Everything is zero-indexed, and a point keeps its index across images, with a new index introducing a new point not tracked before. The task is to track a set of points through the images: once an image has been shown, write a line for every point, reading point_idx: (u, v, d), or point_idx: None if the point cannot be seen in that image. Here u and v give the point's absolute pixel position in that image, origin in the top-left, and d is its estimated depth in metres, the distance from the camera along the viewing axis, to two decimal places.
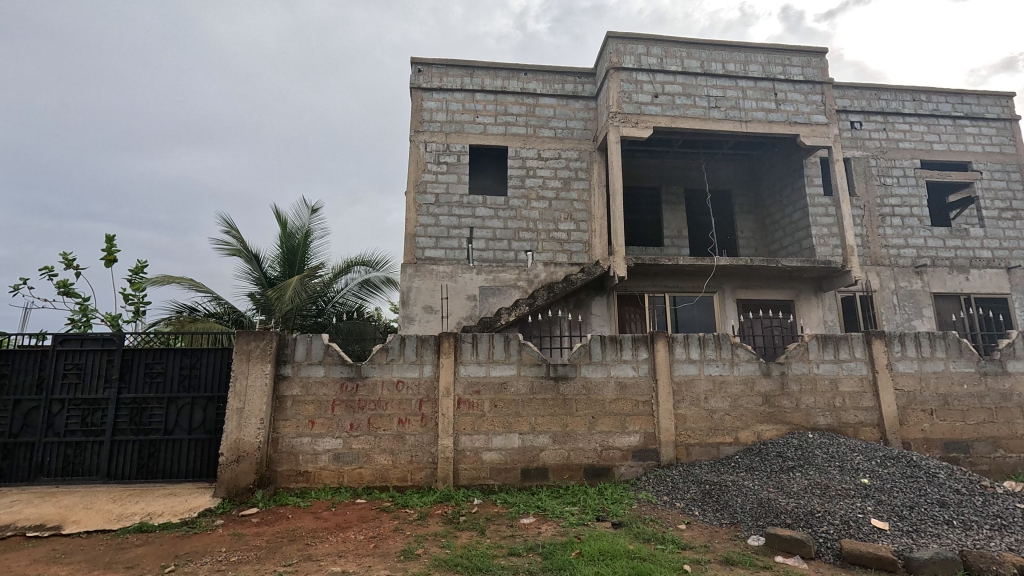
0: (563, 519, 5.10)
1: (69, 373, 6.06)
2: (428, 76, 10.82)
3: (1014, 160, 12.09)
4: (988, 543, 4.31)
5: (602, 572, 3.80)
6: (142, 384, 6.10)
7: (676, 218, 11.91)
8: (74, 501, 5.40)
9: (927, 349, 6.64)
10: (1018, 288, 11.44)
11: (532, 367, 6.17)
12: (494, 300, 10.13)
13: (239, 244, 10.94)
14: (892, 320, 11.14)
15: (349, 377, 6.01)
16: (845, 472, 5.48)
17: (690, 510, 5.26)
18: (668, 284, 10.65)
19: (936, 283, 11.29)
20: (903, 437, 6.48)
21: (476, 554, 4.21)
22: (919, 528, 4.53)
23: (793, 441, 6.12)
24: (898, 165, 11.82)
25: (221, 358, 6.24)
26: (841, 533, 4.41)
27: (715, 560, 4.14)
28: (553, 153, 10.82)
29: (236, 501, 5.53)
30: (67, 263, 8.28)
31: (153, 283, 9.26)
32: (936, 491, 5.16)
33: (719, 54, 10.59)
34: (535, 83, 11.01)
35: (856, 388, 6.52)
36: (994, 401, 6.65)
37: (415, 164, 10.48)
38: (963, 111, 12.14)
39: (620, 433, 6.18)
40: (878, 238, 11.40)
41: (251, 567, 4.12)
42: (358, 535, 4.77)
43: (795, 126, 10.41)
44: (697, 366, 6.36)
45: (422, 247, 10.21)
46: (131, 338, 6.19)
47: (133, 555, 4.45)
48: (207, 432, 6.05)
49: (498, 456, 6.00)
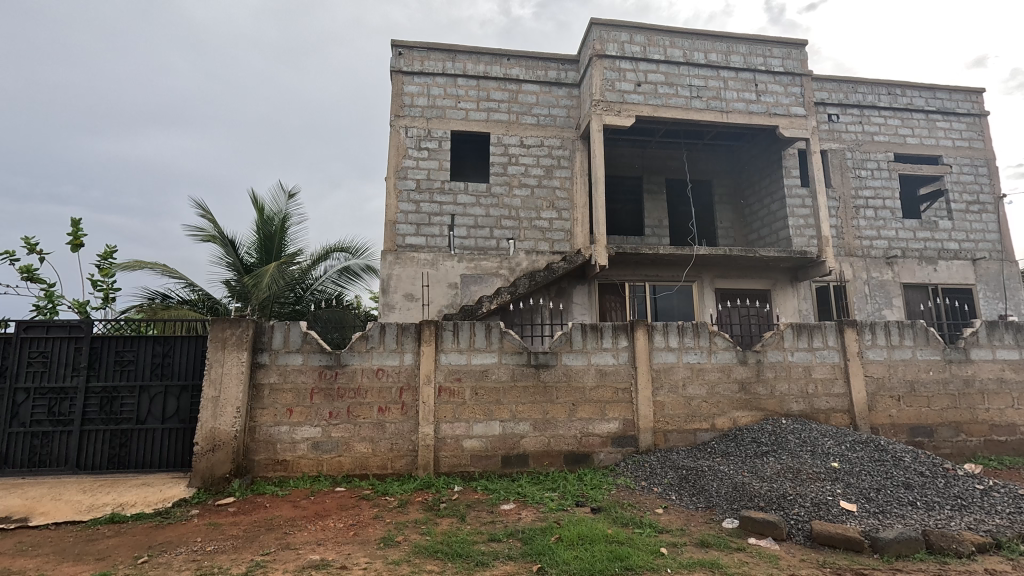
0: (543, 504, 5.14)
1: (34, 361, 5.84)
2: (409, 59, 10.63)
3: (982, 155, 12.45)
4: (949, 522, 4.48)
5: (581, 556, 3.83)
6: (113, 372, 5.94)
7: (657, 207, 11.97)
8: (41, 492, 5.24)
9: (895, 337, 6.84)
10: (982, 278, 11.85)
11: (513, 355, 6.17)
12: (476, 288, 10.11)
13: (214, 230, 10.67)
14: (864, 309, 11.45)
15: (328, 365, 5.93)
16: (816, 456, 5.65)
17: (667, 495, 5.37)
18: (648, 273, 10.75)
19: (906, 274, 11.64)
20: (872, 423, 6.68)
21: (457, 540, 4.23)
22: (885, 509, 4.69)
23: (767, 427, 6.28)
24: (873, 158, 12.07)
25: (196, 346, 6.11)
26: (812, 515, 4.54)
27: (691, 543, 4.22)
28: (535, 141, 10.75)
29: (212, 490, 5.45)
30: (29, 248, 7.93)
31: (122, 269, 8.96)
32: (902, 474, 5.35)
33: (702, 44, 10.62)
34: (517, 68, 10.89)
35: (828, 375, 6.69)
36: (958, 388, 6.89)
37: (395, 150, 10.34)
38: (936, 105, 12.40)
39: (599, 420, 6.25)
40: (852, 229, 11.66)
41: (228, 557, 4.06)
42: (337, 523, 4.74)
43: (775, 117, 10.53)
44: (675, 354, 6.45)
45: (403, 234, 10.10)
46: (101, 326, 6.00)
47: (104, 547, 4.35)
48: (182, 421, 5.94)
49: (478, 444, 6.02)
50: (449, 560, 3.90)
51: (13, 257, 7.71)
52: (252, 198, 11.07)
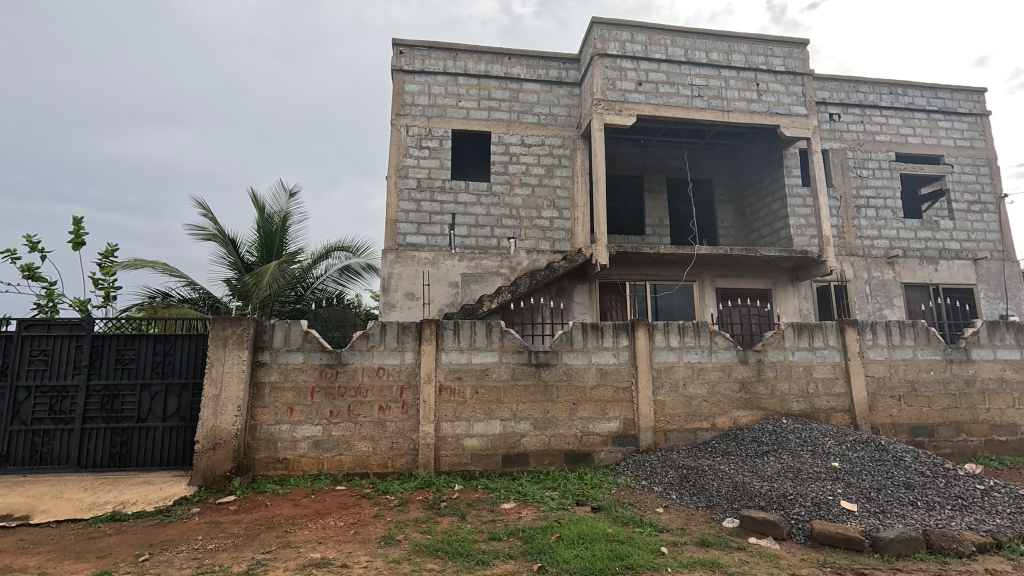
0: (544, 503, 5.15)
1: (36, 359, 5.85)
2: (409, 58, 10.63)
3: (983, 154, 12.43)
4: (950, 522, 4.47)
5: (582, 555, 3.84)
6: (114, 370, 5.94)
7: (657, 206, 11.95)
8: (42, 490, 5.25)
9: (896, 337, 6.84)
10: (983, 278, 11.84)
11: (514, 354, 6.18)
12: (476, 287, 10.10)
13: (215, 228, 10.67)
14: (864, 309, 11.44)
15: (328, 364, 5.94)
16: (816, 456, 5.65)
17: (667, 494, 5.37)
18: (649, 273, 10.74)
19: (907, 273, 11.63)
20: (873, 422, 6.68)
21: (457, 538, 4.24)
22: (885, 509, 4.69)
23: (768, 427, 6.27)
24: (874, 157, 12.06)
25: (197, 344, 6.12)
26: (812, 515, 4.54)
27: (691, 542, 4.23)
28: (535, 140, 10.74)
29: (213, 489, 5.46)
30: (32, 246, 7.93)
31: (123, 267, 8.95)
32: (902, 474, 5.34)
33: (702, 43, 10.60)
34: (518, 67, 10.88)
35: (829, 374, 6.69)
36: (959, 388, 6.89)
37: (396, 148, 10.33)
38: (937, 104, 12.37)
39: (599, 419, 6.25)
40: (853, 229, 11.65)
41: (229, 555, 4.07)
42: (337, 521, 4.75)
43: (776, 117, 10.51)
44: (676, 354, 6.44)
45: (403, 234, 10.10)
46: (102, 324, 6.00)
47: (105, 545, 4.36)
48: (182, 419, 5.95)
49: (478, 442, 6.02)
50: (450, 559, 3.91)
51: (13, 254, 7.69)
52: (252, 197, 11.08)
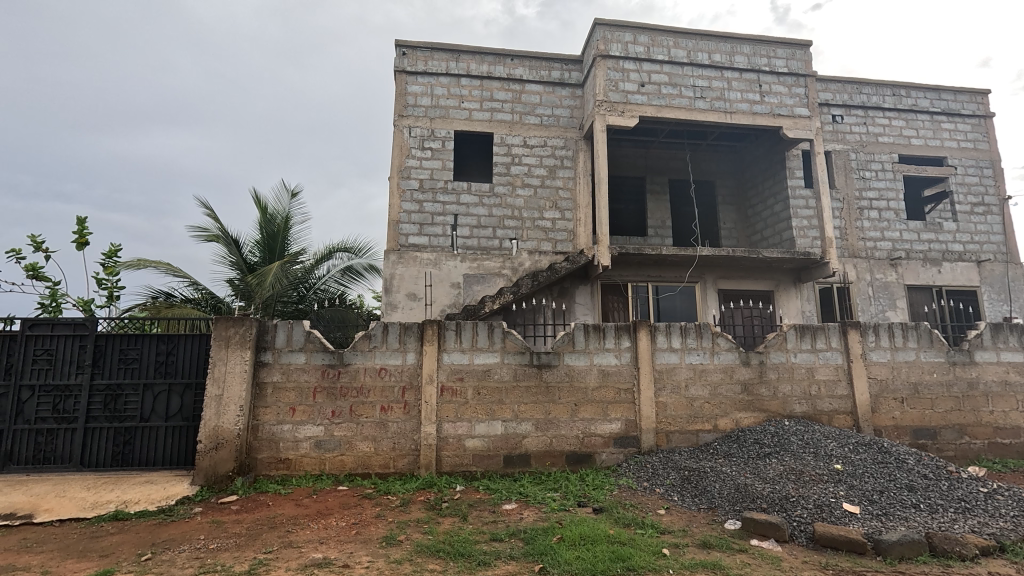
0: (545, 505, 5.14)
1: (40, 359, 5.88)
2: (412, 59, 10.65)
3: (987, 156, 12.39)
4: (952, 525, 4.46)
5: (583, 557, 3.84)
6: (117, 370, 5.96)
7: (659, 208, 11.95)
8: (45, 489, 5.27)
9: (899, 339, 6.82)
10: (987, 280, 11.79)
11: (515, 355, 6.18)
12: (478, 288, 10.11)
13: (217, 228, 10.70)
14: (867, 310, 11.40)
15: (331, 364, 5.95)
16: (819, 458, 5.64)
17: (669, 496, 5.37)
18: (650, 274, 10.75)
19: (910, 276, 11.60)
20: (875, 424, 6.67)
21: (458, 539, 4.24)
22: (888, 511, 4.68)
23: (770, 428, 6.25)
24: (877, 159, 12.03)
25: (199, 344, 6.13)
26: (814, 517, 4.53)
27: (693, 544, 4.22)
28: (538, 141, 10.76)
29: (215, 488, 5.47)
30: (36, 245, 7.97)
31: (126, 267, 8.98)
32: (905, 477, 5.32)
33: (706, 43, 10.60)
34: (521, 68, 10.90)
35: (831, 376, 6.68)
36: (961, 390, 6.86)
37: (398, 149, 10.35)
38: (940, 106, 12.35)
39: (601, 420, 6.25)
40: (856, 231, 11.63)
41: (230, 554, 4.08)
42: (339, 521, 4.75)
43: (779, 118, 10.50)
44: (678, 355, 6.44)
45: (405, 234, 10.12)
46: (106, 324, 6.02)
47: (108, 544, 4.37)
48: (185, 419, 5.97)
49: (480, 443, 6.02)
50: (451, 560, 3.91)
51: (18, 254, 7.75)
52: (253, 196, 11.10)
